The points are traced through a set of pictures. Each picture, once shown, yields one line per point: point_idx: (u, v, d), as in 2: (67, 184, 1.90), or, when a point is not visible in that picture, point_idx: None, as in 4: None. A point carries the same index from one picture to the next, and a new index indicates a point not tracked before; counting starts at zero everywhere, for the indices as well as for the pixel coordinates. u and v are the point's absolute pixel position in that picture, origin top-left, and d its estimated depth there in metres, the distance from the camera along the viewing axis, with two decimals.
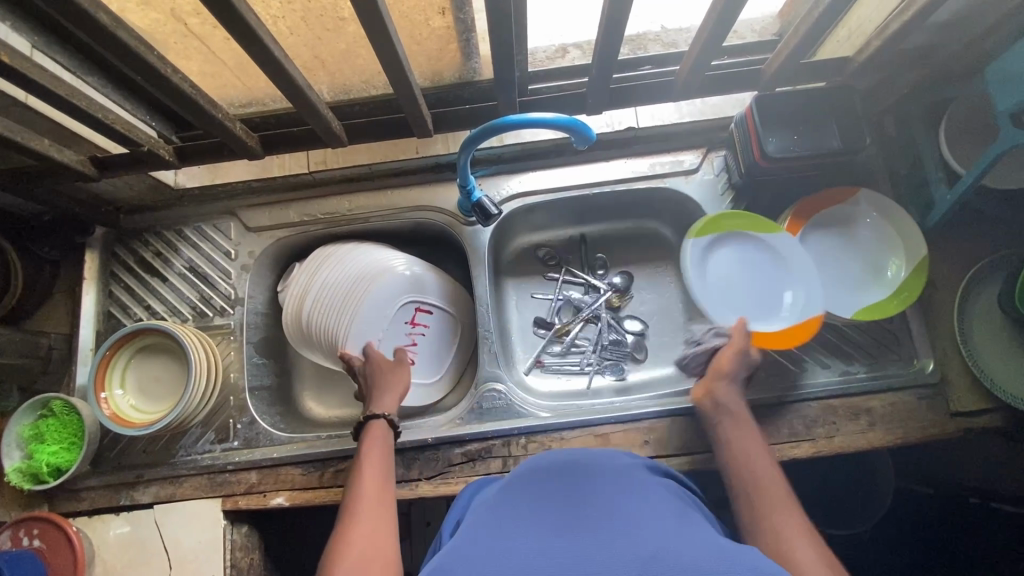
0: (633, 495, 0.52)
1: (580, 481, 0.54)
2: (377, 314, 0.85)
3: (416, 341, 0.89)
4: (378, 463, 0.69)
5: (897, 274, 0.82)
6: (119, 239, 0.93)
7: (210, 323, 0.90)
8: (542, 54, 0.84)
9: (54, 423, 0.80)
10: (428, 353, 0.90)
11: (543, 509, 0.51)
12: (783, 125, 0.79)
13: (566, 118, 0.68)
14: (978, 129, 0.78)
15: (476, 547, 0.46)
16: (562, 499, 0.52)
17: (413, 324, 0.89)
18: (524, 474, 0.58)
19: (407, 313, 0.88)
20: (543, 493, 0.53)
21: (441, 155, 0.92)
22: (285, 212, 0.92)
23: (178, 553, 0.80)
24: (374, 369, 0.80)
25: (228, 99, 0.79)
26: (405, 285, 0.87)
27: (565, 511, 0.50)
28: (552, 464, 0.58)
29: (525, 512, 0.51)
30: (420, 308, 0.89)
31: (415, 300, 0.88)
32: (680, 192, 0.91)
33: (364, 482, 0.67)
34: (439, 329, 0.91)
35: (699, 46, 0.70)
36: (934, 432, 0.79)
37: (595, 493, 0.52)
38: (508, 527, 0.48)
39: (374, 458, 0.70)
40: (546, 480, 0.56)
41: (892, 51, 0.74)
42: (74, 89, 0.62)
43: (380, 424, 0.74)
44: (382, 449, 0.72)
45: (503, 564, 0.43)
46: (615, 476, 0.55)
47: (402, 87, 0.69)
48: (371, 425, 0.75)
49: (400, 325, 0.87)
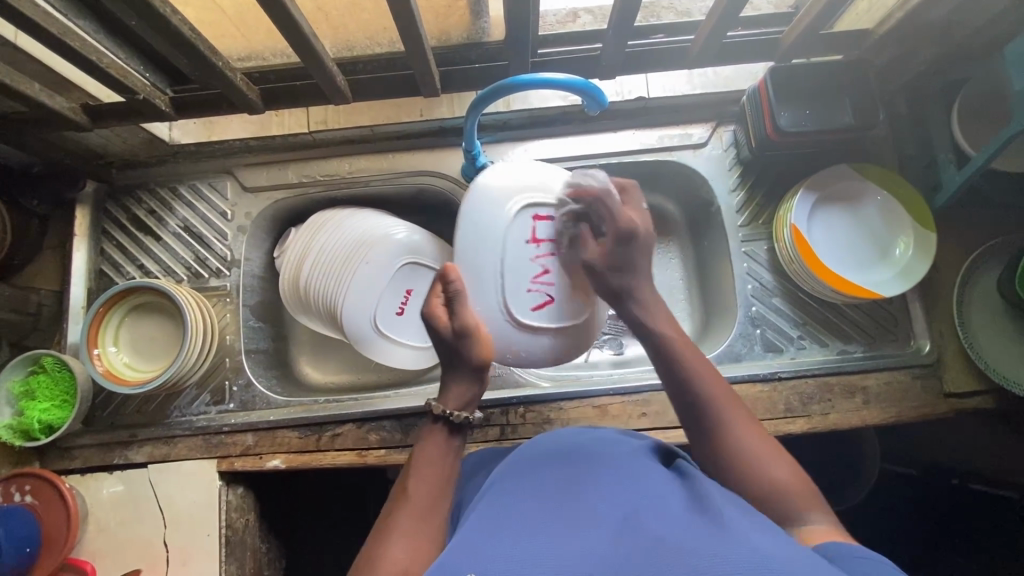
0: (641, 484, 0.52)
1: (586, 471, 0.54)
2: (487, 235, 0.67)
3: (546, 266, 0.68)
4: (433, 473, 0.60)
5: (903, 254, 0.82)
6: (111, 195, 0.90)
7: (206, 285, 0.88)
8: (553, 18, 0.81)
9: (44, 380, 0.79)
10: (565, 291, 0.69)
11: (545, 499, 0.51)
12: (797, 98, 0.78)
13: (579, 81, 0.66)
14: (992, 111, 0.77)
15: (487, 543, 0.45)
16: (569, 488, 0.52)
17: (538, 243, 0.68)
18: (526, 462, 0.58)
19: (527, 229, 0.67)
20: (548, 482, 0.53)
21: (446, 119, 0.90)
22: (282, 172, 0.90)
23: (173, 512, 0.80)
24: (444, 337, 0.65)
25: (228, 52, 0.75)
26: (513, 186, 0.68)
27: (573, 503, 0.49)
28: (548, 454, 0.59)
29: (532, 503, 0.50)
30: (538, 217, 0.68)
31: (544, 207, 0.68)
32: (688, 166, 0.89)
33: (417, 487, 0.58)
34: (567, 238, 0.69)
35: (718, 14, 0.68)
36: (925, 411, 0.80)
37: (599, 480, 0.52)
38: (507, 517, 0.48)
39: (430, 468, 0.60)
40: (545, 469, 0.56)
41: (913, 25, 0.73)
42: (66, 28, 0.59)
43: (439, 432, 0.63)
44: (439, 459, 0.62)
45: (507, 562, 0.42)
46: (623, 464, 0.55)
47: (412, 43, 0.67)
48: (426, 431, 0.64)
49: (525, 247, 0.67)
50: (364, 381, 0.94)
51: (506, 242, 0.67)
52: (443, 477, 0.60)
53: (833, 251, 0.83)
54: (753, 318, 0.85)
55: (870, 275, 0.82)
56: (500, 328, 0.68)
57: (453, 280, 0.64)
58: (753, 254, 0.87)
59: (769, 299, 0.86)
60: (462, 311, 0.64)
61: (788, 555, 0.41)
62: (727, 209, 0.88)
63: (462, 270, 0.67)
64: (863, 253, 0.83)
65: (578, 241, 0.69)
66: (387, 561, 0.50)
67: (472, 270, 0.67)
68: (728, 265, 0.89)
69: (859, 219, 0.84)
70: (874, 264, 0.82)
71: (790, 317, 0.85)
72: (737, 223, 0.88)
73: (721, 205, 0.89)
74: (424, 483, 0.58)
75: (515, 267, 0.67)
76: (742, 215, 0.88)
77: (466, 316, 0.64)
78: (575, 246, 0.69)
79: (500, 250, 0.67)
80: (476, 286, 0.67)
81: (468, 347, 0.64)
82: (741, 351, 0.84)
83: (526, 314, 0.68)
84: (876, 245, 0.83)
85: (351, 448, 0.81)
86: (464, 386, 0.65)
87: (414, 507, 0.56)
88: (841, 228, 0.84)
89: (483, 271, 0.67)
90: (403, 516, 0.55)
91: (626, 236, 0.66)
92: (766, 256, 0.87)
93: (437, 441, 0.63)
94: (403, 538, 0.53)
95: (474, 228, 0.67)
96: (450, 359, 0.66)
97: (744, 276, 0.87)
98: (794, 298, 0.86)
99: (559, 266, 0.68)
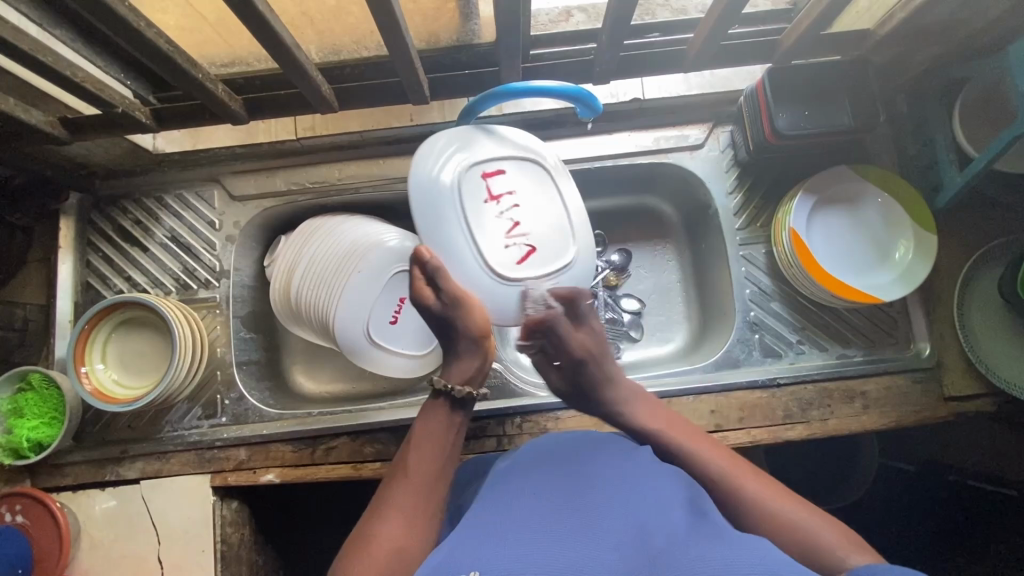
0: (638, 483, 0.51)
1: (584, 471, 0.53)
2: (448, 213, 0.65)
3: (514, 218, 0.67)
4: (432, 448, 0.60)
5: (903, 257, 0.80)
6: (95, 206, 0.88)
7: (195, 296, 0.86)
8: (545, 17, 0.79)
9: (32, 397, 0.77)
10: (540, 237, 0.66)
11: (542, 499, 0.50)
12: (795, 100, 0.76)
13: (571, 87, 0.65)
14: (994, 111, 0.75)
15: (484, 546, 0.44)
16: (567, 487, 0.51)
17: (496, 199, 0.66)
18: (521, 462, 0.58)
19: (480, 189, 0.66)
20: (544, 483, 0.53)
21: (436, 123, 0.88)
22: (270, 180, 0.88)
23: (167, 528, 0.79)
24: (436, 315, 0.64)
25: (209, 59, 0.72)
26: (449, 156, 0.66)
27: (569, 503, 0.48)
28: (547, 455, 0.58)
29: (528, 503, 0.50)
30: (486, 174, 0.67)
31: (503, 171, 0.67)
32: (684, 168, 0.88)
33: (416, 460, 0.59)
34: (523, 185, 0.68)
35: (714, 16, 0.66)
36: (925, 415, 0.79)
37: (597, 480, 0.51)
38: (502, 518, 0.47)
39: (427, 443, 0.61)
40: (543, 469, 0.55)
41: (915, 24, 0.70)
42: (37, 42, 0.57)
43: (438, 403, 0.64)
44: (441, 438, 0.61)
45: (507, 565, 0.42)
46: (620, 465, 0.54)
47: (398, 50, 0.65)
48: (427, 405, 0.64)
49: (483, 206, 0.66)
50: (358, 390, 0.93)
51: (465, 209, 0.65)
52: (442, 455, 0.60)
53: (833, 253, 0.82)
54: (751, 323, 0.84)
55: (870, 278, 0.81)
56: (494, 294, 0.66)
57: (428, 258, 0.62)
58: (751, 258, 0.86)
59: (768, 303, 0.85)
60: (446, 284, 0.63)
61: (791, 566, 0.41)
62: (725, 212, 0.87)
63: (438, 255, 0.65)
64: (864, 255, 0.82)
65: (548, 198, 0.68)
66: (380, 544, 0.50)
67: (447, 244, 0.65)
68: (726, 269, 0.88)
69: (860, 221, 0.82)
70: (874, 267, 0.81)
71: (789, 322, 0.84)
72: (734, 227, 0.87)
73: (718, 208, 0.87)
74: (422, 455, 0.59)
75: (485, 234, 0.65)
76: (740, 218, 0.87)
77: (455, 290, 0.63)
78: (541, 199, 0.68)
79: (463, 217, 0.65)
80: (459, 261, 0.65)
81: (462, 319, 0.64)
82: (739, 357, 0.83)
83: (516, 270, 0.66)
84: (876, 248, 0.82)
85: (346, 461, 0.80)
86: (467, 357, 0.66)
87: (412, 488, 0.56)
88: (841, 228, 0.82)
89: (457, 244, 0.65)
90: (400, 496, 0.55)
91: (576, 363, 0.68)
92: (764, 260, 0.86)
93: (436, 414, 0.63)
94: (398, 521, 0.53)
95: (433, 218, 0.65)
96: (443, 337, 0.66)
97: (742, 280, 0.85)
98: (794, 302, 0.85)
99: (530, 220, 0.67)
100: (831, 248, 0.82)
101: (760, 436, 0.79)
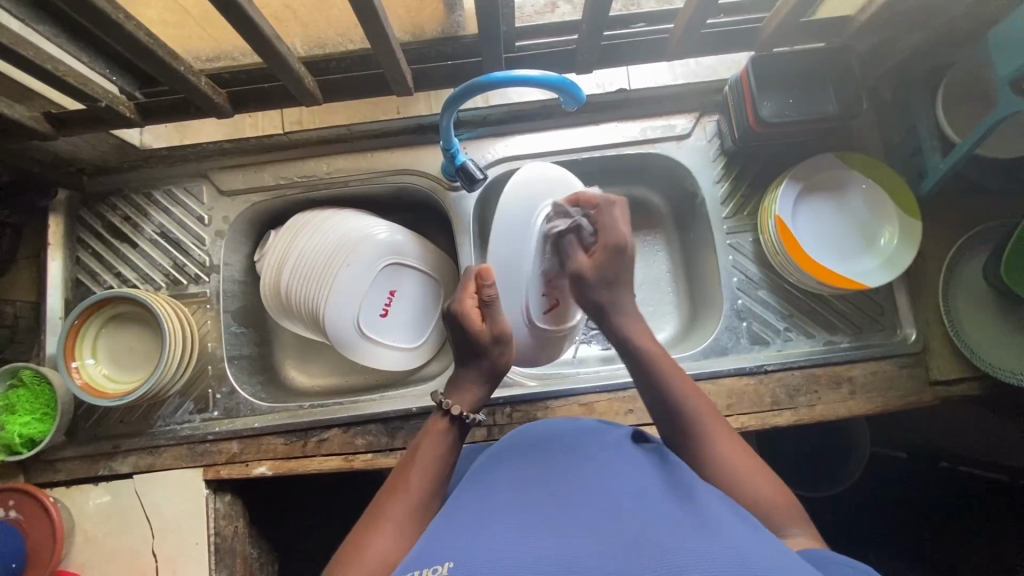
0: (620, 473, 0.52)
1: (569, 462, 0.54)
2: (519, 248, 0.71)
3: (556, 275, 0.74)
4: (432, 468, 0.59)
5: (889, 243, 0.81)
6: (84, 203, 0.88)
7: (184, 292, 0.86)
8: (530, 8, 0.78)
9: (24, 394, 0.78)
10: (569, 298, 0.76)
11: (525, 490, 0.51)
12: (778, 87, 0.76)
13: (554, 77, 0.65)
14: (976, 97, 0.76)
15: (464, 537, 0.45)
16: (552, 478, 0.52)
17: (552, 253, 0.73)
18: (509, 453, 0.59)
19: (545, 242, 0.72)
20: (528, 475, 0.54)
21: (423, 116, 0.88)
22: (259, 174, 0.88)
23: (161, 521, 0.79)
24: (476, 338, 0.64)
25: (194, 54, 0.72)
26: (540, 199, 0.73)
27: (551, 495, 0.49)
28: (529, 446, 0.59)
29: (511, 494, 0.51)
30: (556, 228, 0.73)
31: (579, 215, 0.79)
32: (671, 158, 0.88)
33: (416, 478, 0.58)
34: None
35: (695, 5, 0.66)
36: (911, 400, 0.80)
37: (580, 472, 0.52)
38: (486, 511, 0.48)
39: (428, 461, 0.60)
40: (524, 461, 0.56)
41: (896, 11, 0.71)
42: (19, 38, 0.57)
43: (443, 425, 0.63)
44: (442, 455, 0.61)
45: (485, 552, 0.43)
46: (604, 456, 0.55)
47: (381, 43, 0.65)
48: (431, 422, 0.64)
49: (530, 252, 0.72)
50: (350, 384, 0.93)
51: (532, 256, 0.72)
52: (442, 471, 0.59)
53: (821, 239, 0.83)
54: (739, 311, 0.85)
55: (852, 267, 0.81)
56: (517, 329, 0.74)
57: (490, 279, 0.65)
58: (738, 246, 0.86)
59: (755, 291, 0.85)
60: (496, 315, 0.65)
61: (766, 551, 0.41)
62: (712, 201, 0.87)
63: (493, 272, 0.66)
64: (852, 245, 0.82)
65: None
66: (369, 552, 0.51)
67: (510, 267, 0.71)
68: (714, 258, 0.88)
69: (844, 209, 0.83)
70: (861, 254, 0.82)
71: (776, 309, 0.85)
72: (721, 215, 0.87)
73: (705, 197, 0.87)
74: (421, 475, 0.58)
75: (535, 281, 0.72)
76: (727, 207, 0.87)
77: (504, 324, 0.65)
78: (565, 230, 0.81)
79: (528, 264, 0.71)
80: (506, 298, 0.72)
81: (500, 354, 0.66)
82: (727, 345, 0.84)
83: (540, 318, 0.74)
84: (862, 234, 0.82)
85: (337, 453, 0.81)
86: (472, 388, 0.65)
87: (407, 499, 0.56)
88: (826, 216, 0.83)
89: (520, 275, 0.71)
90: (395, 506, 0.55)
91: (614, 250, 0.68)
92: (751, 248, 0.86)
93: (439, 433, 0.62)
94: (391, 533, 0.53)
95: (506, 245, 0.71)
96: (465, 363, 0.66)
97: (729, 268, 0.86)
98: (780, 289, 0.85)
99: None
100: (820, 230, 0.83)
101: (747, 423, 0.79)
